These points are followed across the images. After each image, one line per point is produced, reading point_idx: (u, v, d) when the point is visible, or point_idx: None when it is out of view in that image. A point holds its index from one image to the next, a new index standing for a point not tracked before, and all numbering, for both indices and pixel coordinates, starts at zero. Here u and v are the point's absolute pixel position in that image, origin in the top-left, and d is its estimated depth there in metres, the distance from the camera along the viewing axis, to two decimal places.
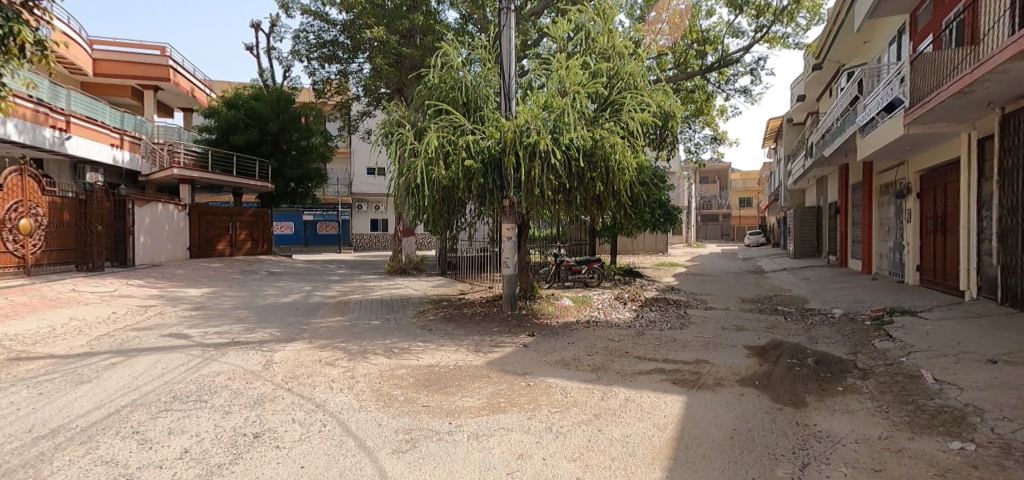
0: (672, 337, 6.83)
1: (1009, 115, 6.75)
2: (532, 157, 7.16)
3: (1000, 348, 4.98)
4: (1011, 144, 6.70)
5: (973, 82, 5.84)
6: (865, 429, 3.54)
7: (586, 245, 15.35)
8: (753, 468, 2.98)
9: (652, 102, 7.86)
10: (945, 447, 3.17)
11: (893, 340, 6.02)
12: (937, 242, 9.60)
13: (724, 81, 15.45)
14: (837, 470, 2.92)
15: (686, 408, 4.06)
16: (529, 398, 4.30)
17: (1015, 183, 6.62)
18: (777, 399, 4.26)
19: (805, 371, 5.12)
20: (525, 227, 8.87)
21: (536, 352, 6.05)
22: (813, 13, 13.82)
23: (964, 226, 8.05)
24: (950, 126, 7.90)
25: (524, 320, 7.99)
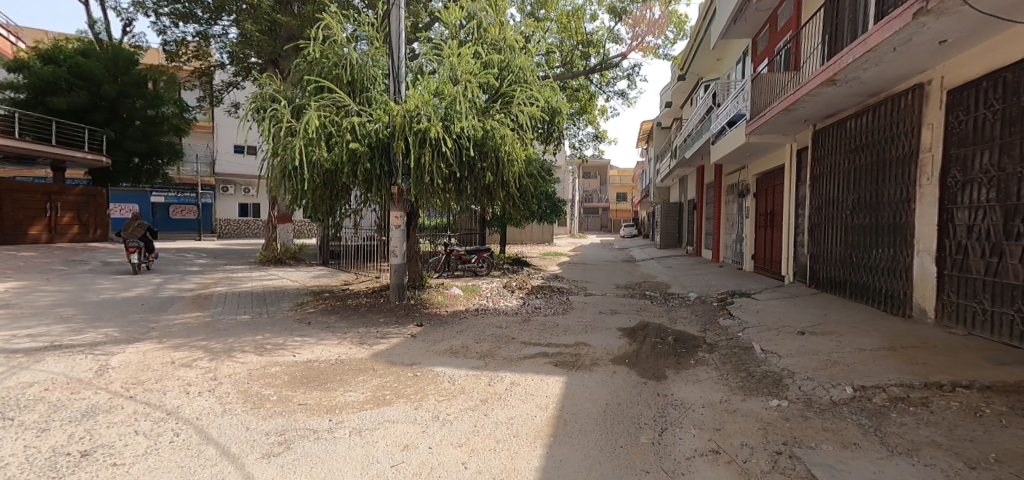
0: (555, 322, 7.24)
1: (820, 131, 8.21)
2: (421, 143, 7.01)
3: (808, 321, 6.09)
4: (820, 155, 8.17)
5: (795, 102, 7.00)
6: (710, 395, 4.11)
7: (476, 235, 15.39)
8: (621, 436, 3.30)
9: (540, 97, 8.06)
10: (767, 405, 3.82)
11: (733, 318, 7.05)
12: (767, 235, 11.38)
13: (604, 84, 16.53)
14: (688, 432, 3.37)
15: (565, 387, 4.35)
16: (416, 388, 4.25)
17: (821, 188, 8.10)
18: (643, 374, 4.75)
19: (666, 348, 5.76)
20: (415, 215, 8.72)
21: (424, 342, 5.98)
22: (679, 28, 15.33)
23: (786, 222, 9.64)
24: (779, 137, 9.39)
25: (413, 309, 7.86)
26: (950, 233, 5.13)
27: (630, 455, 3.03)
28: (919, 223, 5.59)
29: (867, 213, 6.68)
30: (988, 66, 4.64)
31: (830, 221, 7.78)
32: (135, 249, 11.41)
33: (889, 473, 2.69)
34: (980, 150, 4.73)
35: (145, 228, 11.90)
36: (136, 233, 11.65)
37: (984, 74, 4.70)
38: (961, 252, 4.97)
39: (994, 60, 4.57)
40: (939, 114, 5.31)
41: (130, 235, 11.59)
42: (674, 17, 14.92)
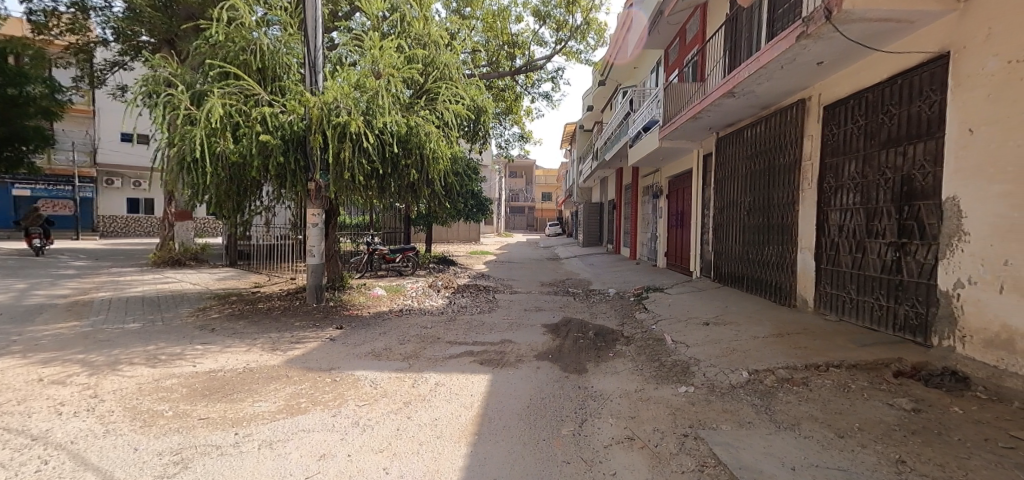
0: (480, 321, 7.27)
1: (722, 138, 8.95)
2: (341, 138, 6.68)
3: (712, 313, 6.64)
4: (722, 161, 8.92)
5: (702, 110, 7.55)
6: (626, 385, 4.34)
7: (400, 233, 14.97)
8: (543, 430, 3.39)
9: (466, 96, 7.99)
10: (676, 391, 4.11)
11: (647, 312, 7.51)
12: (677, 234, 12.23)
13: (530, 85, 16.81)
14: (606, 421, 3.53)
15: (490, 384, 4.39)
16: (335, 394, 4.06)
17: (723, 190, 8.85)
18: (565, 368, 4.91)
19: (587, 343, 6.00)
20: (334, 213, 8.35)
21: (344, 345, 5.73)
22: (599, 36, 15.99)
23: (694, 221, 10.42)
24: (688, 143, 10.12)
25: (332, 312, 7.50)
26: (826, 232, 5.81)
27: (551, 447, 3.12)
28: (802, 223, 6.29)
29: (761, 214, 7.40)
30: (855, 86, 5.31)
31: (731, 220, 8.52)
32: (39, 236, 14.87)
33: (775, 446, 3.01)
34: (849, 159, 5.41)
35: (42, 220, 15.37)
36: (37, 223, 15.11)
37: (852, 93, 5.37)
38: (834, 248, 5.66)
39: (859, 81, 5.23)
40: (818, 127, 5.99)
41: (31, 224, 15.04)
42: (595, 24, 15.51)
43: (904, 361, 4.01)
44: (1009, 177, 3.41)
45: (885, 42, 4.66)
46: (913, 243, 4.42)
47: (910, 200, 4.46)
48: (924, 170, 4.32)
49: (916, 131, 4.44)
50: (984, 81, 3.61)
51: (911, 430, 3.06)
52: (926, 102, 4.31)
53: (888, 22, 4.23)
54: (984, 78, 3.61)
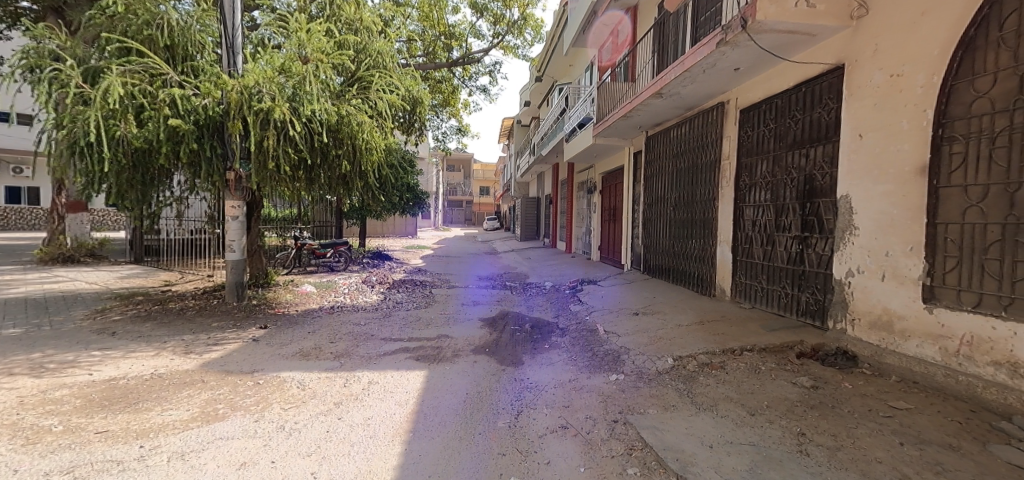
0: (417, 316, 7.16)
1: (651, 137, 9.38)
2: (263, 125, 6.25)
3: (641, 303, 6.97)
4: (651, 159, 9.35)
5: (632, 109, 7.85)
6: (561, 375, 4.45)
7: (332, 227, 14.20)
8: (479, 423, 3.39)
9: (401, 86, 7.71)
10: (608, 379, 4.28)
11: (582, 304, 7.75)
12: (610, 228, 12.69)
13: (467, 78, 16.65)
14: (541, 412, 3.60)
15: (426, 380, 4.32)
16: (258, 398, 3.81)
17: (652, 187, 9.29)
18: (501, 361, 4.94)
19: (523, 335, 6.08)
20: (257, 205, 7.84)
21: (269, 345, 5.40)
22: (536, 32, 16.14)
23: (625, 216, 10.86)
24: (619, 140, 10.51)
25: (255, 310, 7.04)
26: (741, 227, 6.27)
27: (487, 440, 3.14)
28: (721, 218, 6.75)
29: (685, 209, 7.86)
30: (767, 92, 5.75)
31: (659, 215, 8.97)
32: None
33: (696, 427, 3.21)
34: (761, 159, 5.87)
35: None
36: None
37: (764, 98, 5.81)
38: (749, 242, 6.12)
39: (771, 88, 5.68)
40: (735, 129, 6.44)
41: None
42: (531, 20, 15.63)
43: (805, 343, 4.44)
44: (891, 177, 3.84)
45: (792, 52, 5.09)
46: (813, 236, 4.89)
47: (812, 197, 4.92)
48: (823, 170, 4.77)
49: (817, 135, 4.89)
50: (871, 92, 4.05)
51: (810, 405, 3.39)
52: (825, 109, 4.77)
53: (794, 34, 4.62)
54: (872, 89, 4.04)
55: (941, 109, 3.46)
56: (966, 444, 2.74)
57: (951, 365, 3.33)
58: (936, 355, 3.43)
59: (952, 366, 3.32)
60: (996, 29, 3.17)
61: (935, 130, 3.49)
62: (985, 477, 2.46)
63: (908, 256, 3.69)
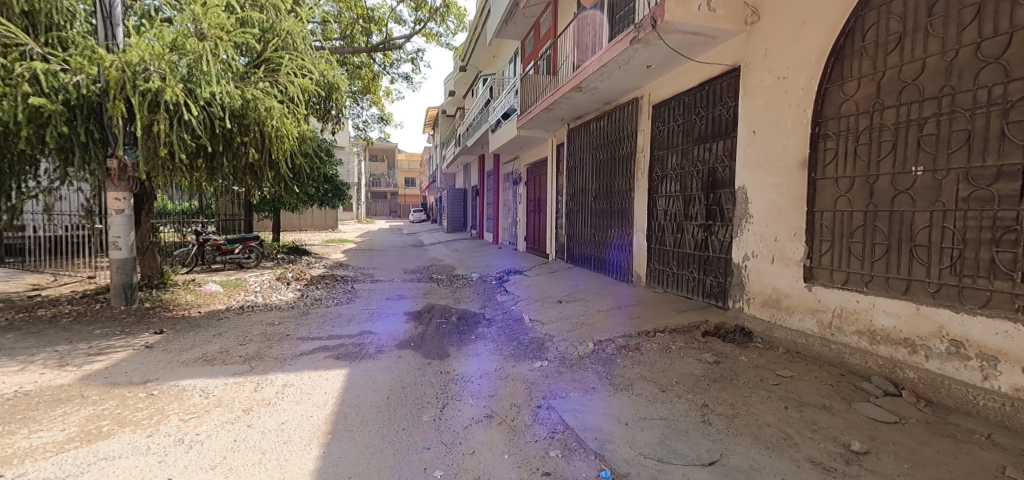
0: (337, 313, 6.84)
1: (572, 130, 9.66)
2: (152, 107, 5.60)
3: (564, 291, 7.20)
4: (573, 151, 9.63)
5: (554, 102, 8.01)
6: (487, 366, 4.48)
7: (241, 221, 12.90)
8: (403, 419, 3.32)
9: (314, 70, 7.24)
10: (532, 367, 4.38)
11: (508, 294, 7.84)
12: (535, 219, 12.93)
13: (388, 65, 16.07)
14: (467, 403, 3.60)
15: (347, 379, 4.15)
16: (153, 410, 3.45)
17: (574, 178, 9.58)
18: (427, 354, 4.87)
19: (450, 327, 6.05)
20: (147, 197, 7.04)
21: (166, 352, 4.90)
22: (459, 21, 15.91)
23: (549, 207, 11.11)
24: (543, 133, 10.71)
25: (148, 314, 6.33)
26: (655, 216, 6.66)
27: (411, 435, 3.08)
28: (636, 208, 7.12)
29: (605, 200, 8.20)
30: (676, 89, 6.12)
31: (581, 206, 9.28)
32: None
33: (614, 406, 3.39)
34: (672, 153, 6.25)
35: None
36: None
37: (674, 95, 6.18)
38: (661, 230, 6.52)
39: (679, 85, 6.05)
40: (648, 123, 6.80)
41: None
42: (454, 9, 15.39)
43: (709, 322, 4.84)
44: (779, 170, 4.26)
45: (697, 53, 5.45)
46: (716, 224, 5.31)
47: (714, 188, 5.33)
48: (723, 163, 5.19)
49: (718, 130, 5.29)
50: (763, 92, 4.45)
51: (713, 379, 3.70)
52: (725, 107, 5.17)
53: (698, 35, 4.94)
54: (763, 89, 4.44)
55: (817, 109, 3.88)
56: (836, 404, 3.14)
57: (826, 336, 3.79)
58: (814, 327, 3.89)
59: (827, 337, 3.77)
60: (859, 40, 3.60)
61: (812, 128, 3.91)
62: (851, 430, 2.84)
63: (793, 240, 4.12)
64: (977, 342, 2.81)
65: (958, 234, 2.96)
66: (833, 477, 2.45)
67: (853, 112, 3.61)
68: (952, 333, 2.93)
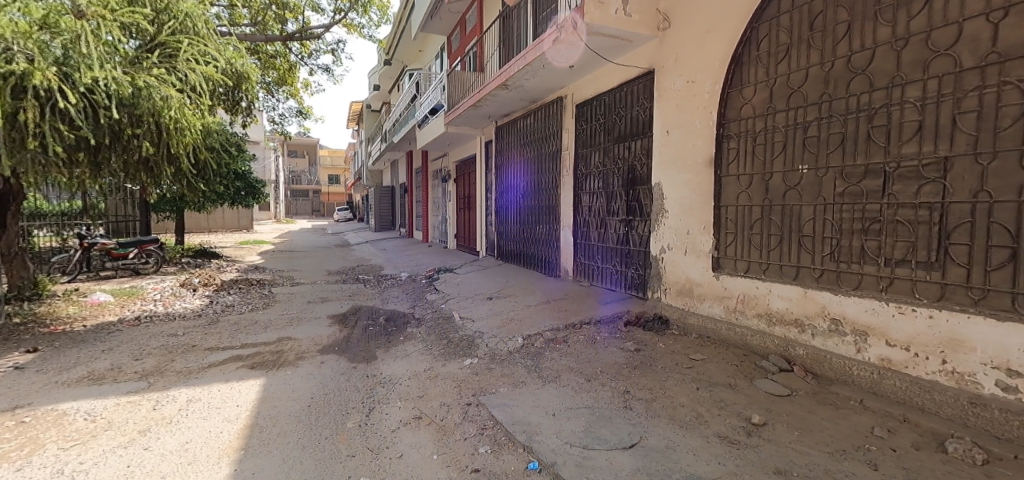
0: (252, 319, 6.37)
1: (501, 127, 9.71)
2: (16, 93, 4.87)
3: (494, 288, 7.23)
4: (501, 148, 9.68)
5: (481, 99, 8.00)
6: (416, 366, 4.39)
7: (135, 223, 11.65)
8: (325, 427, 3.17)
9: (219, 56, 6.63)
10: (463, 365, 4.36)
11: (438, 292, 7.74)
12: (465, 216, 12.86)
13: (306, 55, 15.19)
14: (394, 406, 3.51)
15: (263, 389, 3.88)
16: (25, 440, 3.02)
17: (503, 175, 9.64)
18: (352, 358, 4.68)
19: (377, 329, 5.85)
20: (14, 195, 6.12)
21: (41, 373, 4.30)
22: (382, 12, 15.39)
23: (479, 204, 11.09)
24: (471, 130, 10.67)
25: (19, 331, 5.52)
26: (580, 212, 6.88)
27: (334, 444, 2.95)
28: (563, 205, 7.31)
29: (533, 197, 8.34)
30: (597, 90, 6.36)
31: (510, 204, 9.37)
32: None
33: (542, 398, 3.46)
34: (595, 151, 6.49)
35: None
36: None
37: (595, 95, 6.41)
38: (586, 225, 6.75)
39: (600, 86, 6.28)
40: (572, 122, 7.00)
41: None
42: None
43: (631, 312, 5.10)
44: (689, 168, 4.57)
45: (616, 56, 5.69)
46: (636, 219, 5.59)
47: (634, 185, 5.60)
48: (641, 161, 5.47)
49: (636, 130, 5.57)
50: (674, 95, 4.75)
51: (634, 366, 3.89)
52: (642, 107, 5.45)
53: (616, 38, 5.15)
54: (674, 92, 4.74)
55: (721, 112, 4.21)
56: (740, 382, 3.44)
57: (732, 320, 4.13)
58: (722, 313, 4.23)
59: (732, 321, 4.12)
60: (755, 49, 3.94)
61: (718, 129, 4.23)
62: (752, 405, 3.12)
63: (702, 233, 4.44)
64: (851, 319, 3.20)
65: (836, 226, 3.33)
66: (736, 448, 2.67)
67: (751, 115, 3.95)
68: (832, 312, 3.32)
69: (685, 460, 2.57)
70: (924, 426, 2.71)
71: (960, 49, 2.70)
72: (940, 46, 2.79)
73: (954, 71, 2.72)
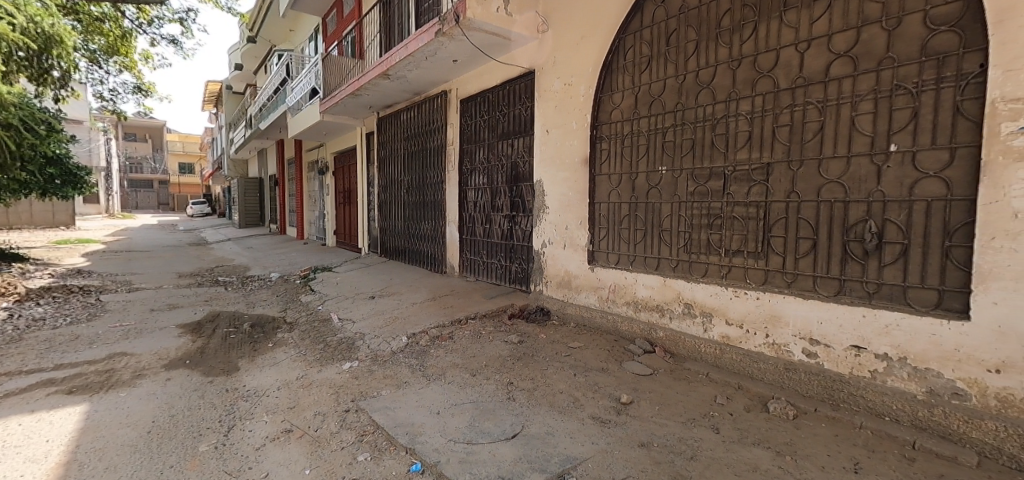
0: (73, 334, 5.29)
1: (383, 119, 9.31)
2: None
3: (377, 286, 6.93)
4: (384, 140, 9.29)
5: (360, 87, 7.57)
6: (286, 375, 4.02)
7: None
8: (171, 454, 2.75)
9: (17, 11, 5.34)
10: (340, 369, 4.10)
11: (314, 293, 7.20)
12: (345, 212, 12.13)
13: (146, 22, 12.98)
14: (260, 421, 3.18)
15: (87, 416, 3.25)
16: None
17: (386, 169, 9.27)
18: (208, 372, 4.13)
19: (240, 337, 5.24)
20: None
21: None
22: None
23: (360, 199, 10.52)
24: (350, 120, 10.06)
25: None
26: (465, 208, 6.88)
27: (182, 472, 2.58)
28: (448, 200, 7.24)
29: (417, 191, 8.14)
30: (480, 87, 6.40)
31: (393, 198, 9.04)
32: None
33: (426, 397, 3.40)
34: (479, 147, 6.53)
35: None
36: None
37: (479, 91, 6.44)
38: (471, 221, 6.78)
39: (484, 83, 6.33)
40: (457, 117, 6.96)
41: None
42: None
43: (515, 305, 5.26)
44: (566, 166, 4.82)
45: (498, 53, 5.78)
46: (519, 215, 5.75)
47: (517, 181, 5.76)
48: (523, 159, 5.64)
49: (518, 128, 5.72)
50: (552, 96, 4.97)
51: (517, 358, 4.01)
52: (523, 106, 5.61)
53: (498, 37, 5.22)
54: (553, 94, 4.96)
55: (594, 115, 4.51)
56: (611, 365, 3.73)
57: (605, 308, 4.47)
58: (596, 302, 4.55)
59: (606, 309, 4.45)
60: (623, 58, 4.29)
61: (592, 130, 4.53)
62: (621, 385, 3.40)
63: (579, 228, 4.72)
64: (700, 302, 3.66)
65: (688, 221, 3.77)
66: (607, 427, 2.89)
67: (620, 119, 4.30)
68: (685, 298, 3.76)
69: (563, 443, 2.71)
70: (753, 391, 3.19)
71: (777, 73, 3.20)
72: (764, 68, 3.28)
73: (773, 91, 3.22)
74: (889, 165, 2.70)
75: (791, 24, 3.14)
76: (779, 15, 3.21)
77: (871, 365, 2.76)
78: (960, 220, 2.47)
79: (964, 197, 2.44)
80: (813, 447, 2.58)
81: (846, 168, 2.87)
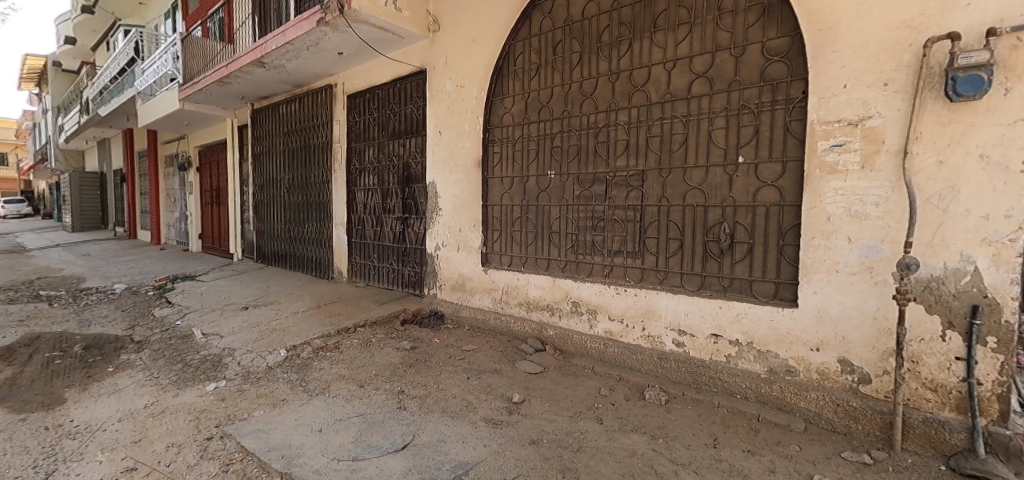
0: None
1: (258, 110, 8.46)
2: None
3: (251, 296, 6.26)
4: (260, 135, 8.45)
5: (229, 74, 6.79)
6: (130, 404, 3.43)
7: None
8: None
9: None
10: (203, 391, 3.62)
11: (171, 305, 6.28)
12: (213, 213, 10.82)
13: None
14: (91, 462, 2.67)
15: None
16: None
17: (262, 166, 8.44)
18: (20, 408, 3.37)
19: (68, 362, 4.37)
20: None
21: None
22: None
23: (230, 199, 9.44)
24: (217, 110, 8.98)
25: None
26: (354, 209, 6.52)
27: None
28: (334, 201, 6.80)
29: (299, 191, 7.52)
30: (369, 82, 6.10)
31: (271, 198, 8.26)
32: None
33: (306, 414, 3.14)
34: (368, 146, 6.23)
35: None
36: None
37: (367, 87, 6.15)
38: (361, 224, 6.44)
39: (372, 79, 6.05)
40: (343, 113, 6.57)
41: None
42: None
43: (407, 310, 5.10)
44: (459, 168, 4.80)
45: (388, 49, 5.56)
46: (411, 216, 5.60)
47: (409, 183, 5.60)
48: (415, 159, 5.50)
49: (409, 128, 5.57)
50: (444, 96, 4.92)
51: (409, 365, 3.87)
52: (415, 106, 5.47)
53: (387, 32, 5.02)
54: (445, 94, 4.91)
55: (486, 118, 4.55)
56: (504, 366, 3.77)
57: (498, 309, 4.53)
58: (490, 304, 4.58)
59: (500, 310, 4.50)
60: (513, 64, 4.38)
61: (484, 133, 4.57)
62: (514, 385, 3.46)
63: (472, 230, 4.73)
64: (586, 300, 3.86)
65: (575, 223, 3.96)
66: (499, 428, 2.91)
67: (511, 123, 4.40)
68: (573, 296, 3.94)
69: (454, 449, 2.67)
70: (631, 381, 3.45)
71: (649, 88, 3.50)
72: (638, 83, 3.57)
73: (646, 104, 3.52)
74: (738, 174, 3.10)
75: (660, 44, 3.45)
76: (649, 34, 3.51)
77: (727, 350, 3.13)
78: (789, 223, 2.92)
79: (794, 203, 2.88)
80: (681, 428, 2.85)
81: (705, 176, 3.23)
